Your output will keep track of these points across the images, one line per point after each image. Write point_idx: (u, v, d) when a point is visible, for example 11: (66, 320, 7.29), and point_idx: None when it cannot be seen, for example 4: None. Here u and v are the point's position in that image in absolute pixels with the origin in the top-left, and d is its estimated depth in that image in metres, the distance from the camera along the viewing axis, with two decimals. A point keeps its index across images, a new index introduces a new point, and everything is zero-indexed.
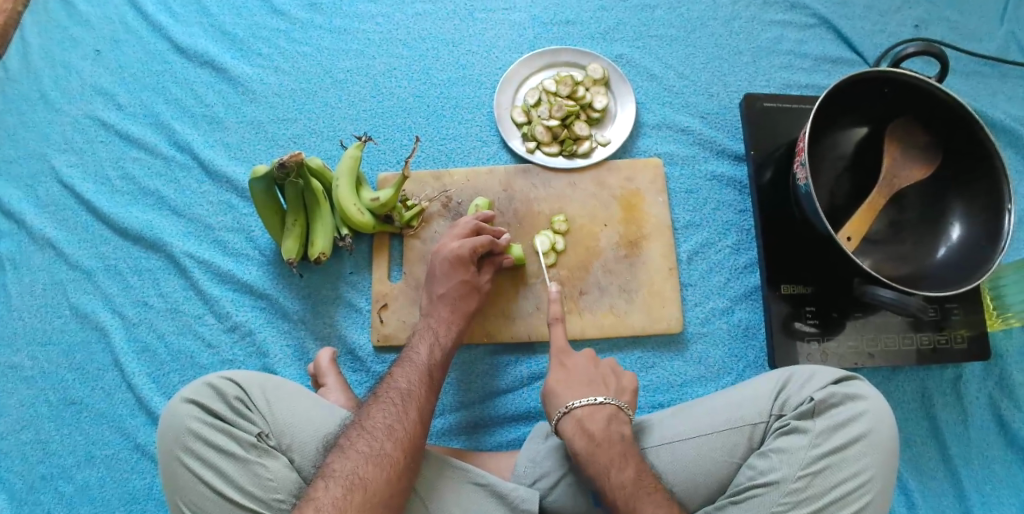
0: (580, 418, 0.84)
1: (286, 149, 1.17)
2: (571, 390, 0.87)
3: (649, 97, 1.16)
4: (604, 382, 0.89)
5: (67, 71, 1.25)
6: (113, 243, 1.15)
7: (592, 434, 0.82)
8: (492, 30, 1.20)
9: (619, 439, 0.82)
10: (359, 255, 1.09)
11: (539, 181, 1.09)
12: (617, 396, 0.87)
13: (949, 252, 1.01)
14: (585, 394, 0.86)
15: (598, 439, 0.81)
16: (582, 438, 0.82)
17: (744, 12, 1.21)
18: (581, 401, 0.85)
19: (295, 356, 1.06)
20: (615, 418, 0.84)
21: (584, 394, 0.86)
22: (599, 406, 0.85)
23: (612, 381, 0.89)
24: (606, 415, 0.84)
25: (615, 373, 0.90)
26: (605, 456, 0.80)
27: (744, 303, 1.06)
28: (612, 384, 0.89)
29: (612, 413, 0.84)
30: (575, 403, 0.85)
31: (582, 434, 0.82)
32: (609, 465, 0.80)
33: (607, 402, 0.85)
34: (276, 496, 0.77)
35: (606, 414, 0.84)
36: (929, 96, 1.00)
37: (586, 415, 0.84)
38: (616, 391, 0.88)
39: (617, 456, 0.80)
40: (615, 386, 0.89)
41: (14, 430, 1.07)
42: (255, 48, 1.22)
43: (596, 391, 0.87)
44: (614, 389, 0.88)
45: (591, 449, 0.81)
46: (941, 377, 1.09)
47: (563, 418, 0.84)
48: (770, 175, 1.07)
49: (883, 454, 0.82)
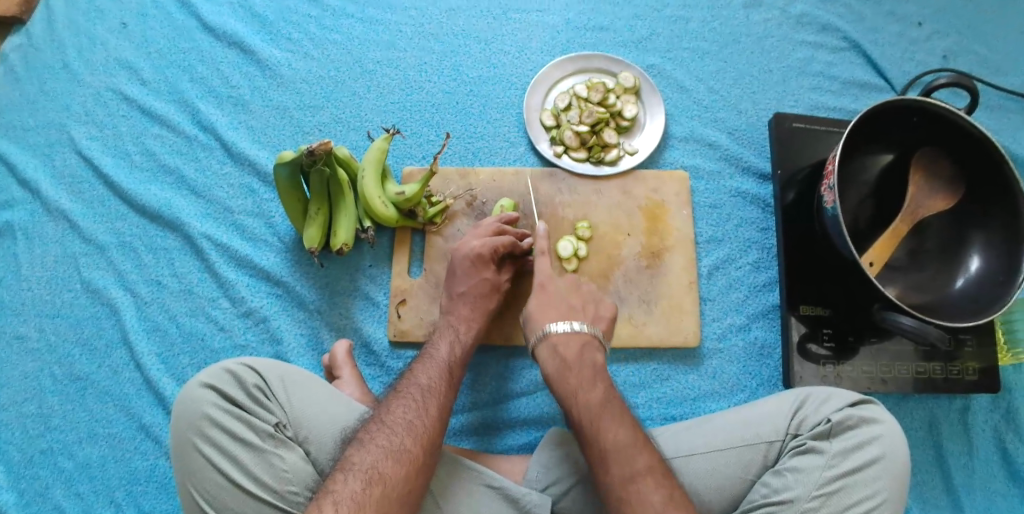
0: (555, 343, 0.87)
1: (311, 137, 1.16)
2: (546, 314, 0.91)
3: (678, 109, 1.16)
4: (583, 310, 0.92)
5: (90, 42, 1.24)
6: (129, 219, 1.14)
7: (564, 358, 0.86)
8: (525, 31, 1.20)
9: (596, 372, 0.84)
10: (380, 249, 1.09)
11: (565, 186, 1.08)
12: (593, 324, 0.91)
13: (967, 283, 1.02)
14: (563, 318, 0.90)
15: (569, 363, 0.85)
16: (556, 362, 0.86)
17: (776, 31, 1.21)
18: (560, 327, 0.88)
19: (309, 345, 1.05)
20: (590, 347, 0.87)
21: (562, 320, 0.90)
22: (575, 333, 0.88)
23: (590, 310, 0.92)
24: (581, 342, 0.87)
25: (595, 301, 0.94)
26: (593, 406, 0.79)
27: (762, 321, 1.06)
28: (590, 312, 0.92)
29: (587, 340, 0.88)
30: (553, 328, 0.89)
31: (554, 358, 0.86)
32: (601, 412, 0.79)
33: (583, 330, 0.88)
34: (291, 488, 0.76)
35: (581, 341, 0.87)
36: (960, 129, 1.00)
37: (562, 340, 0.87)
38: (593, 318, 0.92)
39: (596, 392, 0.81)
40: (593, 314, 0.92)
41: (16, 401, 1.06)
42: (284, 32, 1.21)
43: (574, 317, 0.90)
44: (592, 316, 0.92)
45: (564, 372, 0.84)
46: (949, 407, 1.09)
47: (540, 342, 0.88)
48: (794, 196, 1.07)
49: (896, 479, 0.81)
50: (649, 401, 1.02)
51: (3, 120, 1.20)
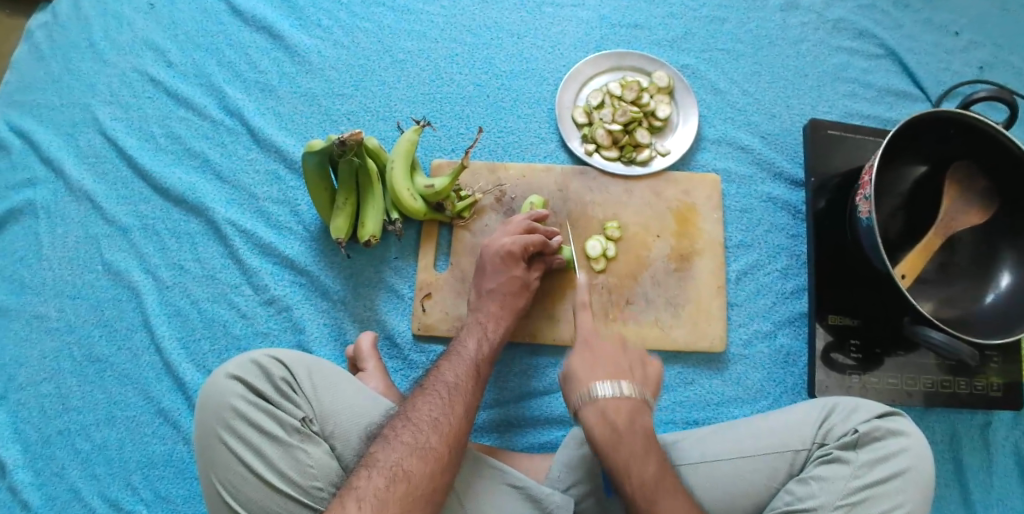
0: (604, 408, 0.77)
1: (339, 125, 1.15)
2: (593, 371, 0.80)
3: (711, 111, 1.15)
4: (631, 370, 0.82)
5: (118, 22, 1.22)
6: (152, 202, 1.13)
7: (615, 425, 0.76)
8: (559, 26, 1.18)
9: (642, 433, 0.77)
10: (406, 241, 1.08)
11: (595, 185, 1.07)
12: (643, 386, 0.81)
13: (998, 298, 1.00)
14: (610, 379, 0.79)
15: (620, 431, 0.76)
16: (601, 426, 0.77)
17: (812, 35, 1.19)
18: (607, 388, 0.78)
19: (331, 336, 1.04)
20: (638, 410, 0.78)
21: (609, 378, 0.79)
22: (624, 398, 0.78)
23: (638, 371, 0.82)
24: (631, 406, 0.78)
25: (643, 362, 0.84)
26: (626, 449, 0.75)
27: (788, 329, 1.05)
28: (638, 375, 0.82)
29: (636, 406, 0.78)
30: (598, 389, 0.78)
31: (604, 424, 0.77)
32: (630, 458, 0.75)
33: (634, 394, 0.78)
34: (315, 483, 0.75)
35: (630, 405, 0.78)
36: (998, 143, 0.98)
37: (609, 404, 0.77)
38: (642, 380, 0.82)
39: (638, 450, 0.76)
40: (641, 375, 0.82)
41: (35, 381, 1.05)
42: (314, 18, 1.20)
43: (621, 376, 0.80)
44: (641, 378, 0.81)
45: (613, 442, 0.76)
46: (970, 421, 1.06)
47: (586, 405, 0.78)
48: (826, 204, 1.05)
49: (924, 492, 0.79)
50: (672, 405, 1.01)
51: (29, 98, 1.19)
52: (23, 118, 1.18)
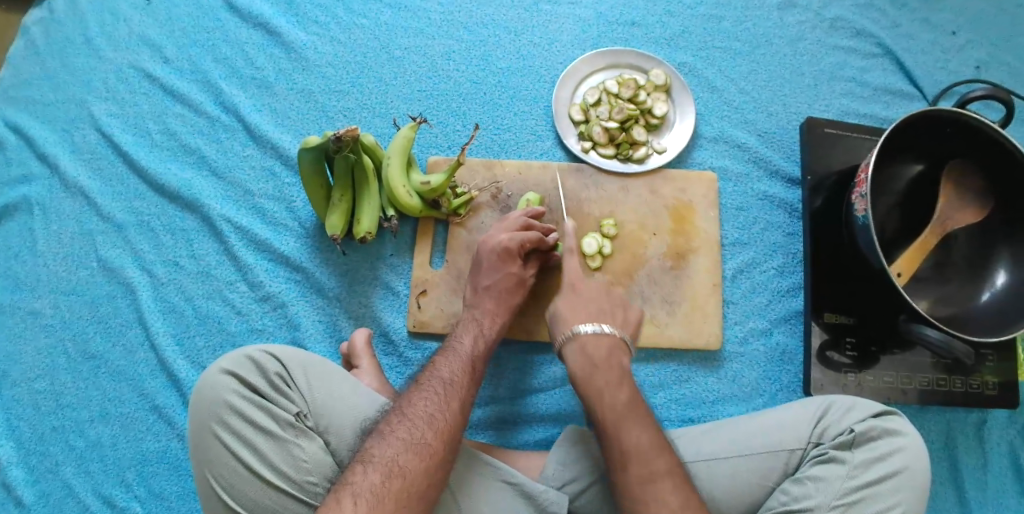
0: (583, 341, 0.87)
1: (336, 122, 1.15)
2: (576, 315, 0.90)
3: (707, 109, 1.14)
4: (607, 364, 0.84)
5: (114, 18, 1.22)
6: (148, 198, 1.12)
7: (592, 358, 0.85)
8: (556, 24, 1.18)
9: (618, 369, 0.85)
10: (402, 238, 1.08)
11: (591, 182, 1.07)
12: (621, 328, 0.90)
13: (994, 297, 0.99)
14: (593, 320, 0.89)
15: (597, 363, 0.85)
16: (582, 362, 0.85)
17: (809, 34, 1.19)
18: (588, 327, 0.88)
19: (327, 333, 1.04)
20: (617, 349, 0.87)
21: (592, 320, 0.89)
22: (603, 334, 0.87)
23: (615, 367, 0.84)
24: (610, 344, 0.87)
25: (624, 305, 0.94)
26: (602, 377, 0.83)
27: (784, 327, 1.05)
28: (613, 364, 0.85)
29: (614, 342, 0.87)
30: (581, 328, 0.88)
31: (582, 356, 0.86)
32: (604, 386, 0.82)
33: (611, 332, 0.88)
34: (310, 479, 0.75)
35: (609, 343, 0.87)
36: (994, 142, 0.97)
37: (590, 341, 0.87)
38: (622, 324, 0.91)
39: (613, 379, 0.83)
40: (618, 367, 0.85)
41: (29, 377, 1.05)
42: (311, 15, 1.20)
43: (603, 320, 0.90)
44: (621, 376, 0.83)
45: (590, 371, 0.84)
46: (966, 420, 1.06)
47: (569, 341, 0.88)
48: (822, 202, 1.05)
49: (918, 491, 0.79)
50: (668, 403, 1.01)
51: (24, 94, 1.19)
52: (19, 114, 1.17)
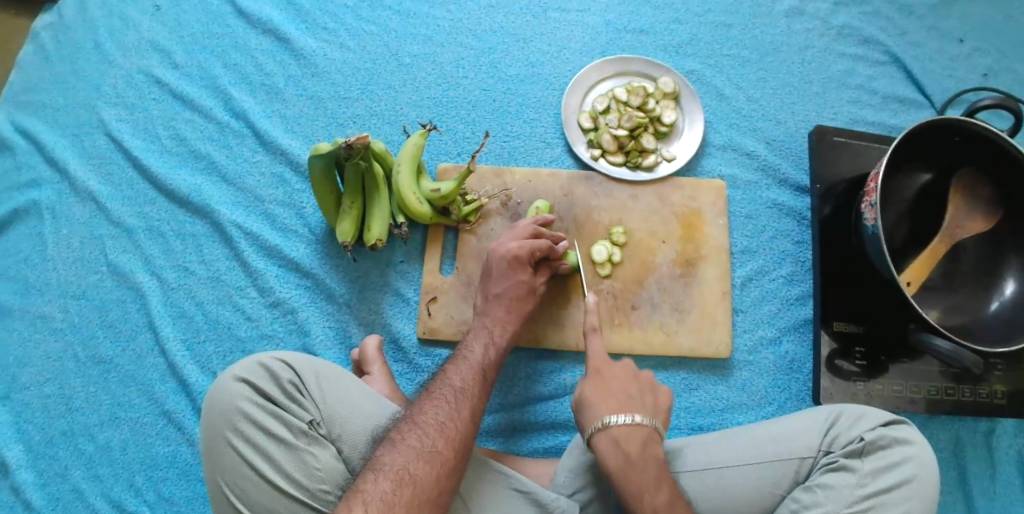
0: (616, 437, 0.79)
1: (346, 128, 1.15)
2: (605, 404, 0.82)
3: (716, 117, 1.15)
4: (641, 399, 0.83)
5: (123, 23, 1.22)
6: (158, 203, 1.13)
7: (627, 455, 0.78)
8: (564, 31, 1.19)
9: (653, 462, 0.79)
10: (411, 245, 1.08)
11: (600, 190, 1.08)
12: (653, 416, 0.82)
13: (1003, 306, 0.99)
14: (621, 410, 0.81)
15: (633, 462, 0.78)
16: (615, 460, 0.78)
17: (817, 41, 1.20)
18: (618, 419, 0.80)
19: (336, 339, 1.04)
20: (650, 441, 0.80)
21: (620, 410, 0.81)
22: (635, 427, 0.80)
23: (649, 400, 0.83)
24: (643, 437, 0.79)
25: (653, 390, 0.85)
26: (638, 478, 0.77)
27: (793, 335, 1.05)
28: (649, 401, 0.84)
29: (648, 436, 0.80)
30: (611, 420, 0.80)
31: (616, 452, 0.79)
32: (641, 490, 0.76)
33: (644, 424, 0.80)
34: (322, 486, 0.76)
35: (643, 434, 0.80)
36: (1003, 150, 0.97)
37: (621, 436, 0.79)
38: (652, 410, 0.83)
39: (650, 481, 0.77)
40: (651, 403, 0.83)
41: (38, 381, 1.05)
42: (320, 22, 1.20)
43: (632, 409, 0.82)
44: (652, 407, 0.83)
45: (625, 471, 0.77)
46: (974, 428, 1.06)
47: (598, 434, 0.80)
48: (831, 210, 1.06)
49: (928, 500, 0.79)
50: (676, 410, 1.01)
51: (34, 99, 1.19)
52: (29, 118, 1.18)
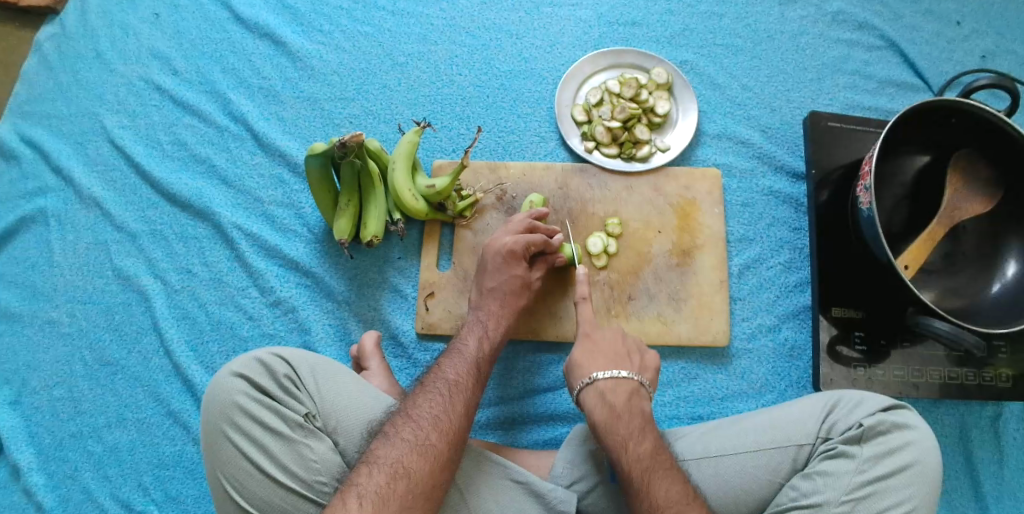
0: (602, 390, 0.83)
1: (342, 129, 1.16)
2: (593, 361, 0.87)
3: (710, 106, 1.15)
4: (629, 357, 0.88)
5: (124, 32, 1.24)
6: (160, 208, 1.15)
7: (612, 406, 0.82)
8: (557, 26, 1.19)
9: (640, 414, 0.82)
10: (409, 241, 1.09)
11: (595, 182, 1.08)
12: (639, 373, 0.86)
13: (1004, 288, 0.98)
14: (608, 365, 0.86)
15: (618, 411, 0.81)
16: (603, 410, 0.82)
17: (811, 28, 1.19)
18: (605, 374, 0.84)
19: (337, 336, 1.05)
20: (636, 394, 0.84)
21: (608, 366, 0.86)
22: (622, 379, 0.84)
23: (637, 359, 0.88)
24: (628, 388, 0.84)
25: (640, 350, 0.89)
26: (624, 427, 0.80)
27: (792, 322, 1.05)
28: (636, 360, 0.88)
29: (634, 388, 0.84)
30: (598, 374, 0.85)
31: (603, 406, 0.82)
32: (628, 437, 0.79)
33: (629, 377, 0.85)
34: (319, 478, 0.76)
35: (627, 387, 0.84)
36: (1000, 130, 0.97)
37: (608, 389, 0.83)
38: (640, 369, 0.87)
39: (635, 429, 0.80)
40: (639, 362, 0.88)
41: (47, 385, 1.07)
42: (315, 24, 1.21)
43: (619, 364, 0.86)
44: (639, 365, 0.87)
45: (611, 420, 0.80)
46: (980, 413, 1.05)
47: (586, 389, 0.84)
48: (828, 196, 1.05)
49: (928, 486, 0.78)
50: (676, 400, 1.02)
51: (39, 109, 1.21)
52: (34, 128, 1.20)
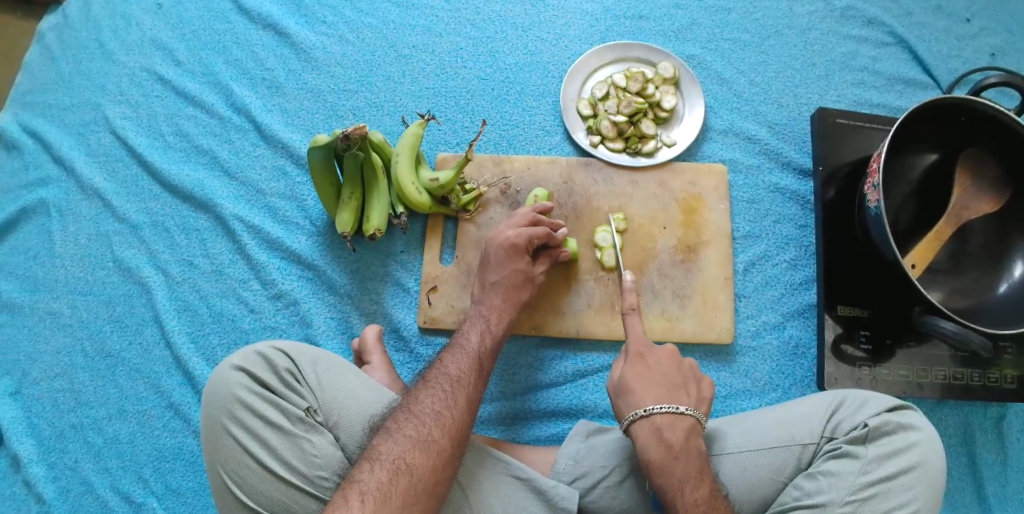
0: (658, 427, 0.79)
1: (345, 121, 1.15)
2: (649, 392, 0.83)
3: (717, 102, 1.14)
4: (685, 390, 0.84)
5: (126, 22, 1.23)
6: (162, 199, 1.14)
7: (669, 445, 0.78)
8: (563, 19, 1.18)
9: (696, 455, 0.79)
10: (412, 235, 1.08)
11: (600, 176, 1.07)
12: (695, 407, 0.83)
13: (1011, 288, 0.97)
14: (666, 400, 0.82)
15: (675, 452, 0.78)
16: (659, 448, 0.78)
17: (820, 24, 1.18)
18: (662, 407, 0.80)
19: (339, 329, 1.05)
20: (693, 432, 0.80)
21: (664, 399, 0.82)
22: (680, 416, 0.80)
23: (692, 390, 0.85)
24: (686, 427, 0.80)
25: (696, 379, 0.86)
26: (681, 470, 0.77)
27: (798, 320, 1.04)
28: (692, 392, 0.84)
29: (691, 425, 0.81)
30: (653, 408, 0.81)
31: (660, 445, 0.78)
32: (685, 479, 0.77)
33: (689, 414, 0.81)
34: (320, 473, 0.76)
35: (685, 425, 0.80)
36: (1010, 129, 0.95)
37: (665, 425, 0.80)
38: (695, 401, 0.84)
39: (693, 472, 0.77)
40: (694, 395, 0.85)
41: (48, 376, 1.07)
42: (319, 16, 1.20)
43: (677, 399, 0.82)
44: (694, 397, 0.84)
45: (668, 461, 0.77)
46: (985, 414, 1.04)
47: (640, 422, 0.80)
48: (834, 193, 1.04)
49: (932, 488, 0.78)
50: None
51: (41, 99, 1.21)
52: (36, 118, 1.19)
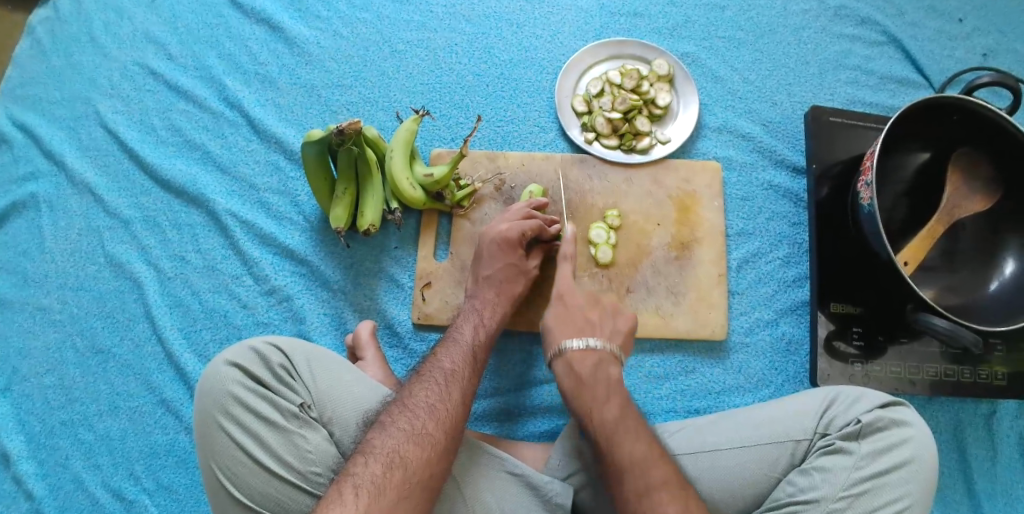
0: (571, 359, 0.84)
1: (339, 116, 1.15)
2: (563, 330, 0.88)
3: (711, 99, 1.14)
4: (598, 324, 0.88)
5: (118, 16, 1.22)
6: (153, 194, 1.13)
7: (579, 375, 0.83)
8: (558, 15, 1.18)
9: (606, 382, 0.82)
10: (406, 231, 1.08)
11: (595, 172, 1.07)
12: (609, 339, 0.87)
13: (1002, 287, 0.98)
14: (579, 334, 0.86)
15: (584, 380, 0.82)
16: (571, 379, 0.83)
17: (814, 23, 1.18)
18: (573, 343, 0.85)
19: (332, 325, 1.04)
20: (604, 362, 0.84)
21: (577, 335, 0.86)
22: (590, 349, 0.84)
23: (606, 324, 0.89)
24: (596, 357, 0.84)
25: (612, 316, 0.91)
26: (592, 392, 0.80)
27: (790, 318, 1.05)
28: (607, 327, 0.89)
29: (602, 357, 0.84)
30: (569, 344, 0.85)
31: (571, 374, 0.83)
32: (594, 401, 0.79)
33: (599, 346, 0.85)
34: (314, 469, 0.76)
35: (597, 357, 0.84)
36: (1002, 129, 0.96)
37: (577, 357, 0.84)
38: (610, 335, 0.88)
39: (601, 395, 0.80)
40: (609, 329, 0.88)
41: (38, 372, 1.06)
42: (313, 11, 1.20)
43: (590, 333, 0.87)
44: (609, 332, 0.88)
45: (578, 388, 0.81)
46: (975, 411, 1.05)
47: (557, 358, 0.85)
48: (828, 191, 1.05)
49: (924, 483, 0.78)
50: (673, 394, 1.01)
51: (31, 93, 1.19)
52: (25, 112, 1.18)
